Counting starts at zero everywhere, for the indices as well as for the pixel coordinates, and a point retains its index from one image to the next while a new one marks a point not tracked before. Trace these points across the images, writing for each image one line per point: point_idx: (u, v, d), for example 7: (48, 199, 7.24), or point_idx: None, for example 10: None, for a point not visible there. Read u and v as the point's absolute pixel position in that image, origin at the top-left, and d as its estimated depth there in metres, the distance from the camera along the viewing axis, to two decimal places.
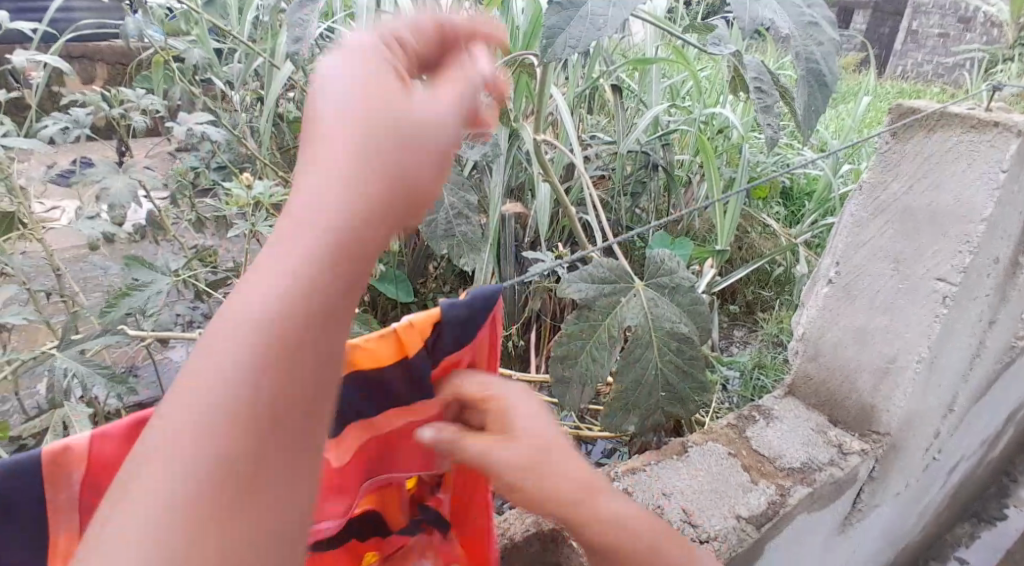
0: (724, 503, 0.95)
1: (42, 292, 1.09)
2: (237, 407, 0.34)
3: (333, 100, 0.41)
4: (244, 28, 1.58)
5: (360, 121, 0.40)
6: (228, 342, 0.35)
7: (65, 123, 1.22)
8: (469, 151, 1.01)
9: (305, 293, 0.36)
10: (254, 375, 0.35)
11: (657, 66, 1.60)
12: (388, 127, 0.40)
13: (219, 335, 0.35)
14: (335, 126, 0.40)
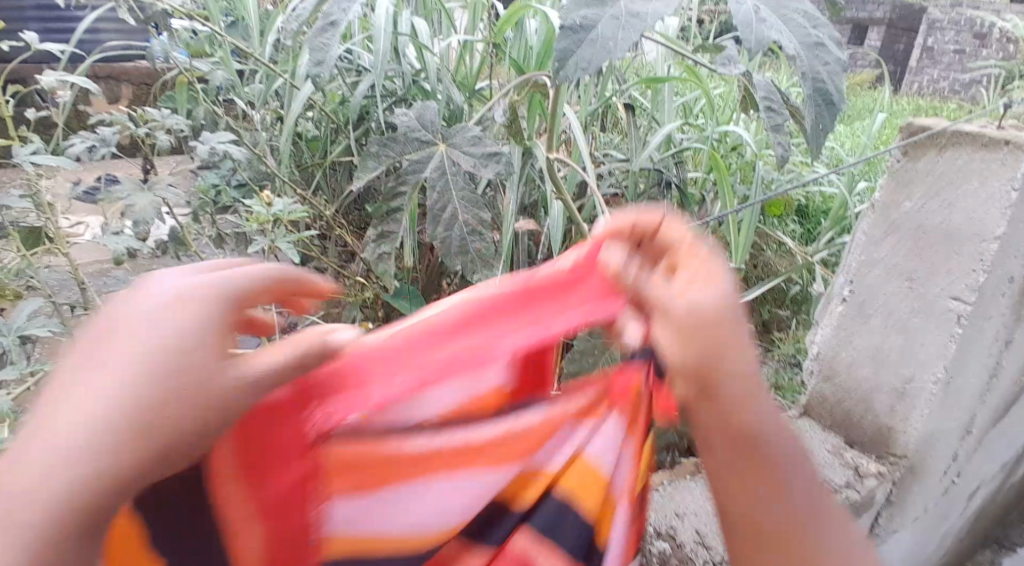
0: None
1: (66, 305, 1.11)
2: (41, 536, 0.33)
3: (170, 292, 0.38)
4: (265, 50, 1.62)
5: (165, 350, 0.36)
6: (27, 479, 0.33)
7: (92, 141, 1.25)
8: (483, 169, 1.02)
9: (119, 452, 0.34)
10: (53, 518, 0.33)
11: (668, 85, 1.62)
12: (216, 348, 0.38)
13: (21, 471, 0.33)
14: (161, 318, 0.37)
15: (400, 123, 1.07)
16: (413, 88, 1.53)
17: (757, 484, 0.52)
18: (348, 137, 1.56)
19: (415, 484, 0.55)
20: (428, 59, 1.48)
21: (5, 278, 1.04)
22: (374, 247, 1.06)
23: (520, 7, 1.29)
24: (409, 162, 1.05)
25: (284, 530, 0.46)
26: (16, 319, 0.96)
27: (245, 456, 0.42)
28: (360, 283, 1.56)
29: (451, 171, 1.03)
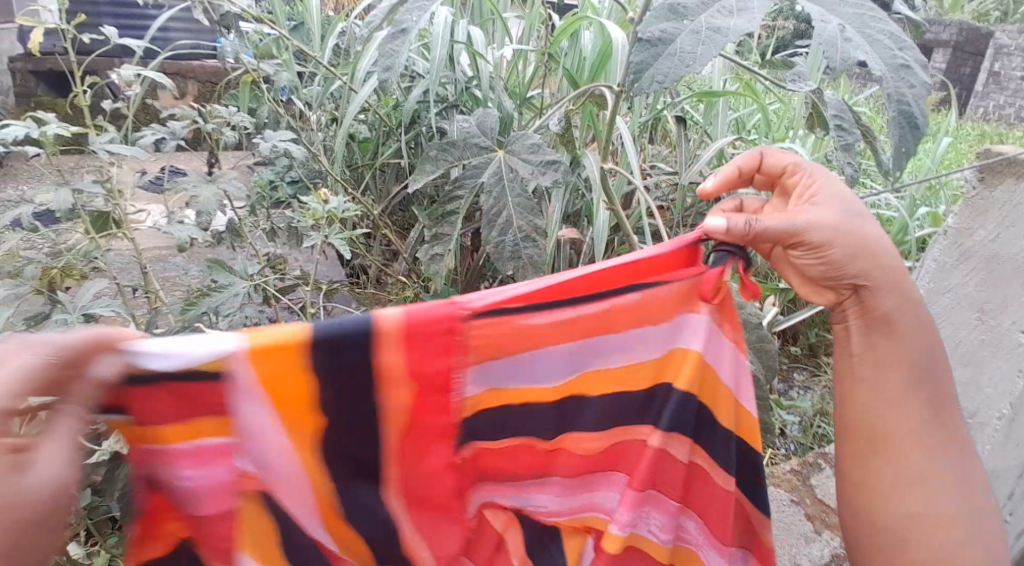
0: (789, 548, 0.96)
1: (130, 287, 1.16)
2: None
3: None
4: (326, 52, 1.67)
5: None
6: None
7: (162, 133, 1.30)
8: (539, 177, 1.01)
9: None
10: None
11: (724, 99, 1.59)
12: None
13: None
14: None
15: (460, 129, 1.09)
16: (464, 95, 1.55)
17: (884, 380, 0.72)
18: (400, 139, 1.58)
19: (534, 361, 0.69)
20: (482, 67, 1.49)
21: (73, 259, 1.09)
22: (427, 247, 1.09)
23: (578, 17, 1.29)
24: (467, 167, 1.06)
25: (431, 388, 0.64)
26: (82, 298, 1.00)
27: (412, 331, 0.61)
28: (405, 283, 1.58)
29: (507, 178, 1.03)
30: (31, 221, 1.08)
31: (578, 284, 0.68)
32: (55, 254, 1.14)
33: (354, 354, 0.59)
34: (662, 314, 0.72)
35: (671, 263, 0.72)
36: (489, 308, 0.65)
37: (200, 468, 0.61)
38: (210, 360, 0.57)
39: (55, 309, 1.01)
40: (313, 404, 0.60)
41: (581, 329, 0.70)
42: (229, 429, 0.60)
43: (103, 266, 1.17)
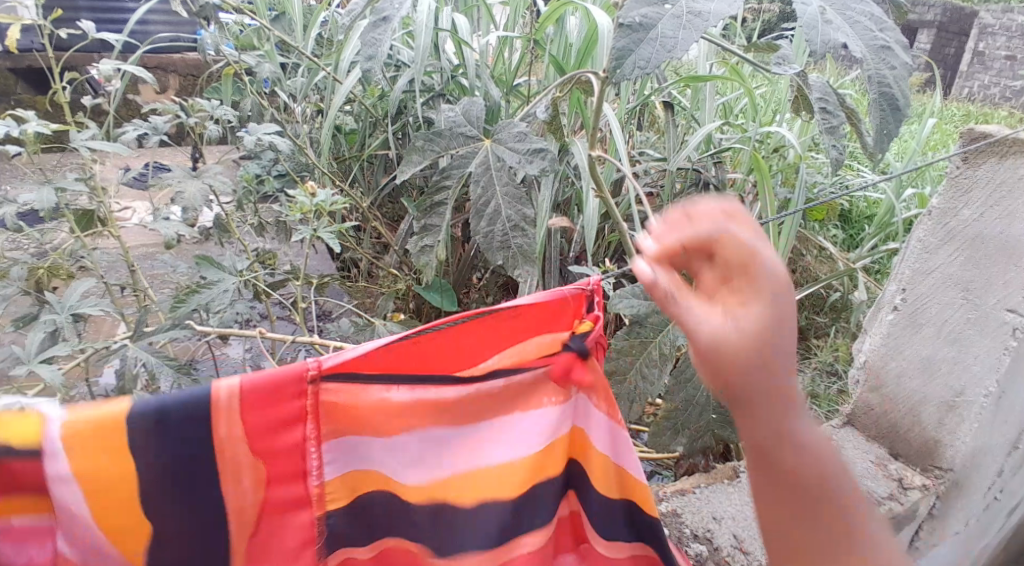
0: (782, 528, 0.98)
1: (117, 285, 1.15)
2: None
3: None
4: (308, 43, 1.65)
5: None
6: None
7: (145, 128, 1.28)
8: (526, 165, 1.01)
9: None
10: None
11: (711, 83, 1.59)
12: None
13: None
14: None
15: (447, 119, 1.08)
16: (451, 83, 1.54)
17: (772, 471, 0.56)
18: (386, 130, 1.57)
19: (396, 443, 0.63)
20: (467, 55, 1.48)
21: (60, 259, 1.08)
22: (416, 239, 1.08)
23: (562, 3, 1.28)
24: (455, 157, 1.06)
25: (274, 472, 0.57)
26: (68, 297, 0.99)
27: (250, 404, 0.55)
28: (396, 276, 1.57)
29: (495, 167, 1.03)
30: (14, 220, 1.06)
31: (436, 351, 0.63)
32: (41, 254, 1.13)
33: (189, 436, 0.53)
34: (532, 387, 0.68)
35: (540, 330, 0.67)
36: (337, 375, 0.59)
37: (12, 549, 0.52)
38: (28, 426, 0.51)
39: (43, 309, 1.00)
40: (139, 491, 0.53)
41: (461, 397, 0.65)
42: (45, 508, 0.52)
43: (90, 264, 1.15)
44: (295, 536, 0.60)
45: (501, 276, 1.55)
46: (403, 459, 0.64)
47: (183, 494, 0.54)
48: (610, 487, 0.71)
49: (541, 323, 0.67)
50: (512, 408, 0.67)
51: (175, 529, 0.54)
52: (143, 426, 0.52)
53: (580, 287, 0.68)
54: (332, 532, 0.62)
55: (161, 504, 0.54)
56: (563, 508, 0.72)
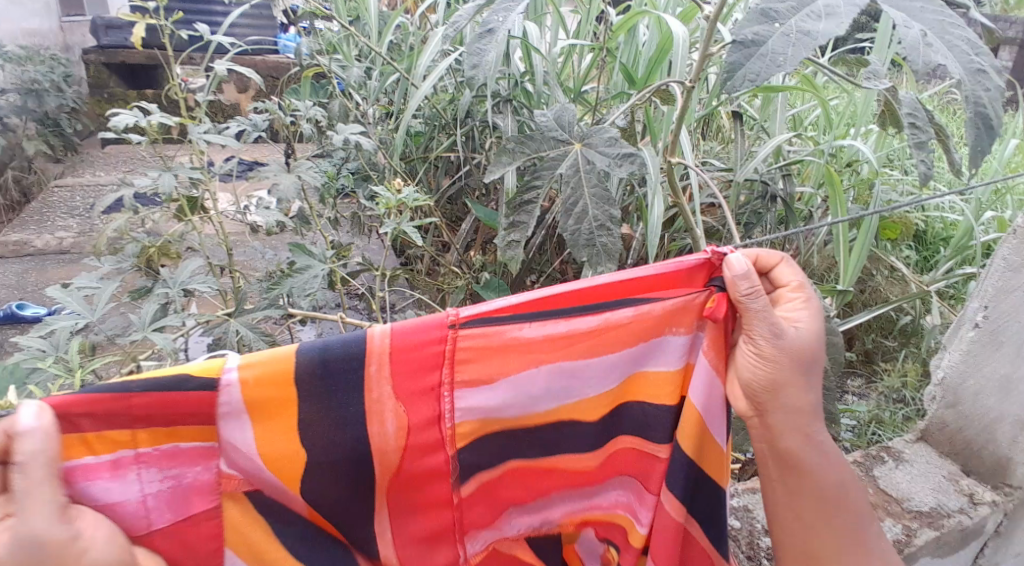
0: None
1: (218, 267, 1.25)
2: None
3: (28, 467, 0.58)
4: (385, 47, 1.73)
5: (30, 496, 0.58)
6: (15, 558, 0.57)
7: (246, 125, 1.39)
8: (616, 169, 1.06)
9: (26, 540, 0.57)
10: None
11: (785, 95, 1.59)
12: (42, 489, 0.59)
13: None
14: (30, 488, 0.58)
15: (539, 124, 1.13)
16: (517, 89, 1.58)
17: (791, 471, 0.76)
18: (458, 133, 1.63)
19: (521, 384, 0.76)
20: (537, 61, 1.53)
21: (170, 240, 1.19)
22: (503, 234, 1.13)
23: (639, 13, 1.31)
24: (545, 160, 1.11)
25: (424, 402, 0.73)
26: (181, 274, 1.10)
27: (396, 347, 0.70)
28: (458, 275, 1.59)
29: (585, 170, 1.07)
30: (132, 203, 1.18)
31: (549, 311, 0.75)
32: (152, 236, 1.24)
33: (352, 364, 0.69)
34: (647, 335, 0.78)
35: (664, 284, 0.76)
36: (472, 322, 0.72)
37: (177, 469, 0.67)
38: (207, 366, 0.65)
39: (155, 284, 1.11)
40: (296, 412, 0.69)
41: (577, 346, 0.77)
42: (209, 435, 0.67)
43: (195, 246, 1.26)
44: (438, 453, 0.76)
45: (555, 279, 1.62)
46: (518, 396, 0.77)
47: (343, 411, 0.70)
48: (689, 443, 0.78)
49: (662, 281, 0.76)
50: (625, 356, 0.79)
51: (332, 444, 0.71)
52: (309, 360, 0.68)
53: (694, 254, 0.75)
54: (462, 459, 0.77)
55: (319, 417, 0.70)
56: (665, 451, 0.81)
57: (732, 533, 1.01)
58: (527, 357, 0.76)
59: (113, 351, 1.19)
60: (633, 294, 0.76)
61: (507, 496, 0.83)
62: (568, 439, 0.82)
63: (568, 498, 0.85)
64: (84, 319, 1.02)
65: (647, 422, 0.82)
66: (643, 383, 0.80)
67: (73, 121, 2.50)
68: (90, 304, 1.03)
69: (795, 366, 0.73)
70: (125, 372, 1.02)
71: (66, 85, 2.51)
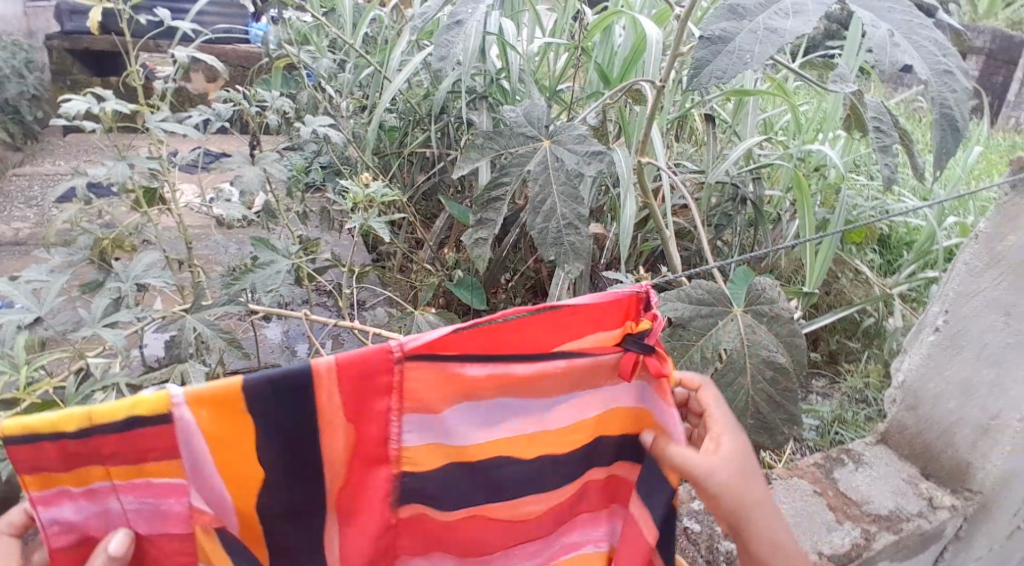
0: (808, 538, 1.02)
1: (178, 261, 1.22)
2: None
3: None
4: (357, 40, 1.70)
5: None
6: None
7: (209, 115, 1.35)
8: (586, 167, 1.04)
9: None
10: None
11: (756, 98, 1.60)
12: None
13: None
14: None
15: (508, 119, 1.12)
16: (493, 86, 1.56)
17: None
18: (429, 130, 1.61)
19: (465, 416, 0.69)
20: (513, 58, 1.51)
21: (125, 232, 1.15)
22: (471, 231, 1.11)
23: (613, 12, 1.31)
24: (512, 156, 1.10)
25: (360, 441, 0.64)
26: (135, 268, 1.08)
27: (344, 377, 0.60)
28: (430, 271, 1.56)
29: (553, 167, 1.06)
30: (85, 193, 1.13)
31: (508, 338, 0.67)
32: (108, 227, 1.20)
33: (291, 398, 0.59)
34: (588, 373, 0.72)
35: (615, 315, 0.69)
36: (419, 355, 0.63)
37: (151, 500, 0.59)
38: (155, 396, 0.55)
39: (109, 277, 1.08)
40: (255, 444, 0.60)
41: (520, 384, 0.70)
42: (178, 469, 0.58)
43: (152, 238, 1.22)
44: (374, 495, 0.68)
45: (528, 277, 1.61)
46: (463, 430, 0.69)
47: (287, 448, 0.61)
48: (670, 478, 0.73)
49: (613, 315, 0.69)
50: (570, 390, 0.72)
51: (283, 473, 0.62)
52: (254, 392, 0.57)
53: (634, 288, 0.68)
54: (403, 496, 0.69)
55: (272, 453, 0.61)
56: (603, 472, 0.80)
57: (693, 536, 1.02)
58: (467, 393, 0.68)
59: (66, 347, 1.15)
60: (584, 326, 0.69)
61: (443, 540, 0.75)
62: (530, 476, 0.75)
63: (505, 545, 0.78)
64: (31, 315, 0.99)
65: (588, 458, 0.77)
66: (595, 418, 0.75)
67: (33, 108, 2.41)
68: (38, 299, 1.00)
69: (742, 474, 0.72)
70: (73, 369, 0.98)
71: (27, 70, 2.43)
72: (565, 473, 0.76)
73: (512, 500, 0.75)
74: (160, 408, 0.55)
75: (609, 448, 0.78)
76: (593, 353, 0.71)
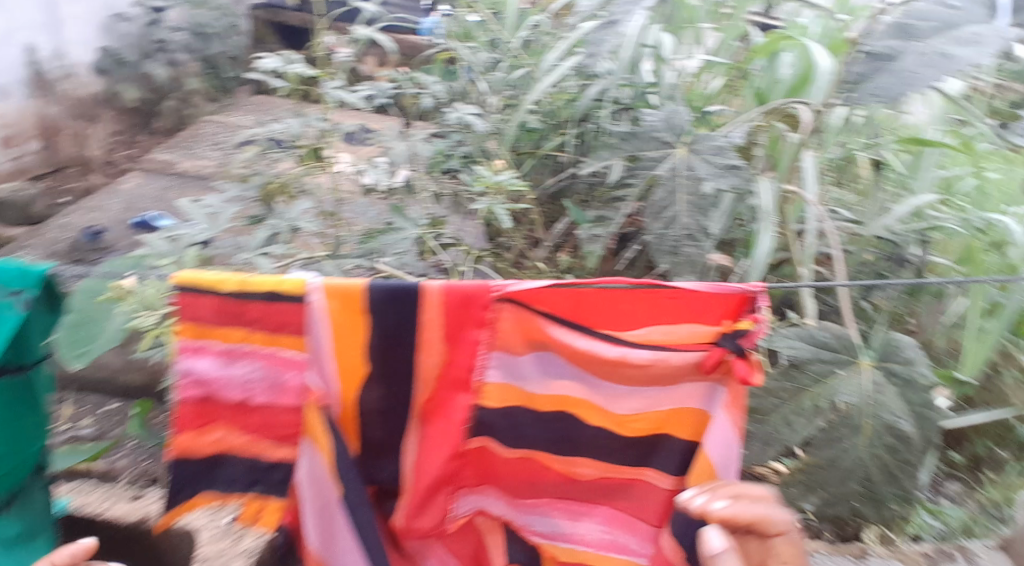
0: None
1: (327, 216, 1.32)
2: None
3: None
4: (518, 38, 1.74)
5: None
6: None
7: (375, 91, 1.44)
8: (717, 180, 1.04)
9: None
10: None
11: (931, 151, 1.45)
12: None
13: None
14: None
15: (647, 121, 1.11)
16: (639, 100, 1.49)
17: None
18: (567, 132, 1.60)
19: (544, 369, 0.76)
20: (665, 75, 1.49)
21: (289, 180, 1.27)
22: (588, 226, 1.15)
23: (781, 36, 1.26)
24: (645, 158, 1.11)
25: (450, 364, 0.73)
26: (292, 212, 1.19)
27: (450, 303, 0.68)
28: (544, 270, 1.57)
29: (685, 173, 1.05)
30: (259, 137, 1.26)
31: (601, 303, 0.72)
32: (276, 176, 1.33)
33: (400, 310, 0.68)
34: (673, 363, 0.74)
35: (719, 305, 0.71)
36: (516, 300, 0.71)
37: (273, 370, 0.70)
38: (294, 280, 0.66)
39: (270, 216, 1.21)
40: (363, 341, 0.69)
41: (602, 353, 0.74)
42: (301, 346, 0.69)
43: (310, 190, 1.34)
44: (454, 417, 0.77)
45: None
46: (541, 379, 0.76)
47: (389, 353, 0.71)
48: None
49: (715, 305, 0.70)
50: (653, 375, 0.75)
51: (381, 375, 0.72)
52: (376, 294, 0.66)
53: (745, 286, 0.68)
54: (477, 426, 0.78)
55: (377, 356, 0.71)
56: (668, 483, 0.79)
57: None
58: (552, 347, 0.74)
59: None
60: (681, 310, 0.72)
61: (501, 475, 0.83)
62: (590, 442, 0.80)
63: (556, 499, 0.84)
64: (203, 233, 1.10)
65: (653, 453, 0.79)
66: (667, 412, 0.77)
67: None
68: (210, 221, 1.11)
69: None
70: None
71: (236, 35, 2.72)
72: (627, 457, 0.80)
73: (568, 460, 0.81)
74: (298, 291, 0.66)
75: (676, 449, 0.78)
76: (682, 345, 0.73)
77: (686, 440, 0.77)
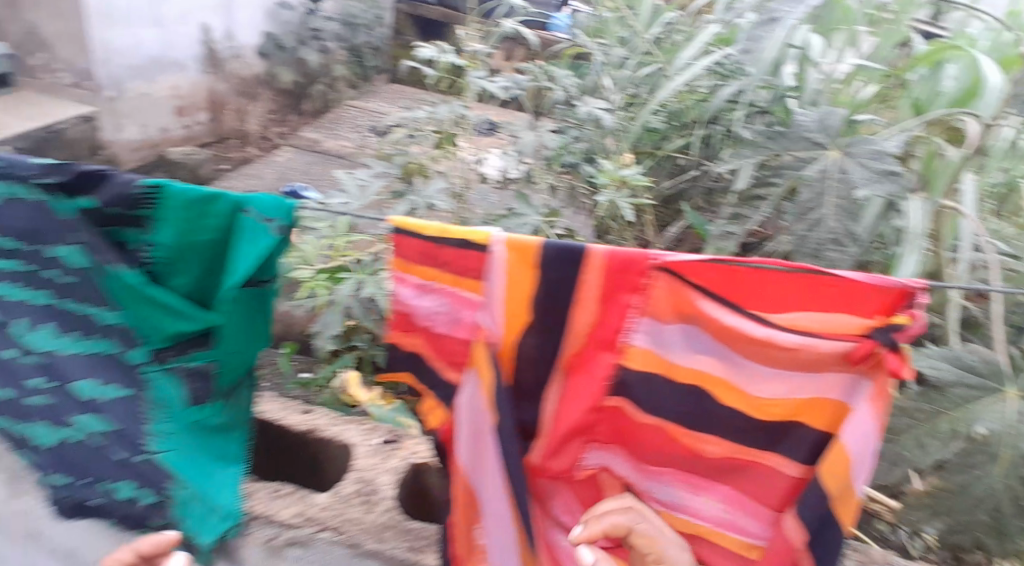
0: None
1: (459, 196, 1.39)
2: None
3: None
4: (653, 36, 1.74)
5: None
6: None
7: (511, 83, 1.50)
8: (872, 187, 1.01)
9: None
10: None
11: None
12: None
13: None
14: None
15: (798, 122, 1.08)
16: (777, 104, 1.45)
17: None
18: (695, 134, 1.58)
19: (688, 341, 0.76)
20: (811, 77, 1.42)
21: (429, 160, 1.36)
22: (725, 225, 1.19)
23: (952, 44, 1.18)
24: (791, 159, 1.08)
25: (602, 323, 0.75)
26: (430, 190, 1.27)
27: (613, 265, 0.70)
28: None
29: (836, 177, 1.03)
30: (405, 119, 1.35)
31: (756, 282, 0.71)
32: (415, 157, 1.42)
33: (562, 269, 0.71)
34: (820, 351, 0.71)
35: (875, 300, 0.68)
36: (673, 271, 0.71)
37: (449, 307, 0.78)
38: (479, 233, 0.71)
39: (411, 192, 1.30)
40: (529, 291, 0.73)
41: (751, 332, 0.73)
42: (473, 290, 0.76)
43: (444, 172, 1.42)
44: (596, 375, 0.78)
45: None
46: (685, 351, 0.76)
47: (548, 307, 0.74)
48: (832, 489, 0.69)
49: (873, 298, 0.68)
50: (798, 361, 0.72)
51: (540, 326, 0.75)
52: (549, 251, 0.70)
53: (907, 282, 0.65)
54: (617, 388, 0.79)
55: (540, 310, 0.74)
56: (798, 471, 0.75)
57: None
58: (701, 321, 0.74)
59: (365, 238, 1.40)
60: (836, 299, 0.69)
61: (629, 441, 0.82)
62: (724, 423, 0.77)
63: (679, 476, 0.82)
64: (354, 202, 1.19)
65: (784, 441, 0.76)
66: (805, 400, 0.74)
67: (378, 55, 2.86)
68: (361, 192, 1.21)
69: None
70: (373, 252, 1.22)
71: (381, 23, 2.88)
72: (757, 440, 0.77)
73: (700, 437, 0.79)
74: (483, 242, 0.72)
75: (807, 439, 0.74)
76: (831, 335, 0.70)
77: (822, 431, 0.74)
